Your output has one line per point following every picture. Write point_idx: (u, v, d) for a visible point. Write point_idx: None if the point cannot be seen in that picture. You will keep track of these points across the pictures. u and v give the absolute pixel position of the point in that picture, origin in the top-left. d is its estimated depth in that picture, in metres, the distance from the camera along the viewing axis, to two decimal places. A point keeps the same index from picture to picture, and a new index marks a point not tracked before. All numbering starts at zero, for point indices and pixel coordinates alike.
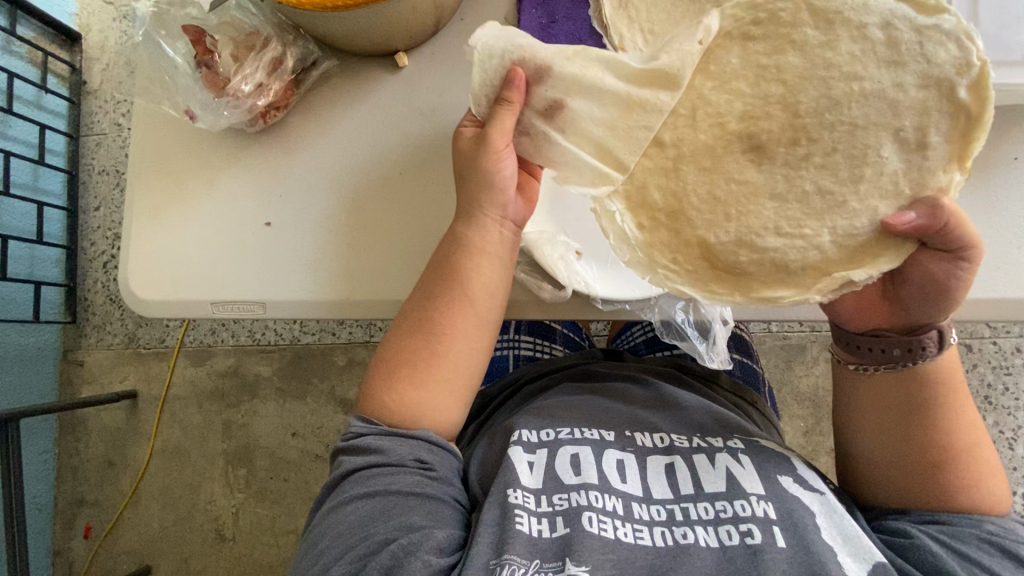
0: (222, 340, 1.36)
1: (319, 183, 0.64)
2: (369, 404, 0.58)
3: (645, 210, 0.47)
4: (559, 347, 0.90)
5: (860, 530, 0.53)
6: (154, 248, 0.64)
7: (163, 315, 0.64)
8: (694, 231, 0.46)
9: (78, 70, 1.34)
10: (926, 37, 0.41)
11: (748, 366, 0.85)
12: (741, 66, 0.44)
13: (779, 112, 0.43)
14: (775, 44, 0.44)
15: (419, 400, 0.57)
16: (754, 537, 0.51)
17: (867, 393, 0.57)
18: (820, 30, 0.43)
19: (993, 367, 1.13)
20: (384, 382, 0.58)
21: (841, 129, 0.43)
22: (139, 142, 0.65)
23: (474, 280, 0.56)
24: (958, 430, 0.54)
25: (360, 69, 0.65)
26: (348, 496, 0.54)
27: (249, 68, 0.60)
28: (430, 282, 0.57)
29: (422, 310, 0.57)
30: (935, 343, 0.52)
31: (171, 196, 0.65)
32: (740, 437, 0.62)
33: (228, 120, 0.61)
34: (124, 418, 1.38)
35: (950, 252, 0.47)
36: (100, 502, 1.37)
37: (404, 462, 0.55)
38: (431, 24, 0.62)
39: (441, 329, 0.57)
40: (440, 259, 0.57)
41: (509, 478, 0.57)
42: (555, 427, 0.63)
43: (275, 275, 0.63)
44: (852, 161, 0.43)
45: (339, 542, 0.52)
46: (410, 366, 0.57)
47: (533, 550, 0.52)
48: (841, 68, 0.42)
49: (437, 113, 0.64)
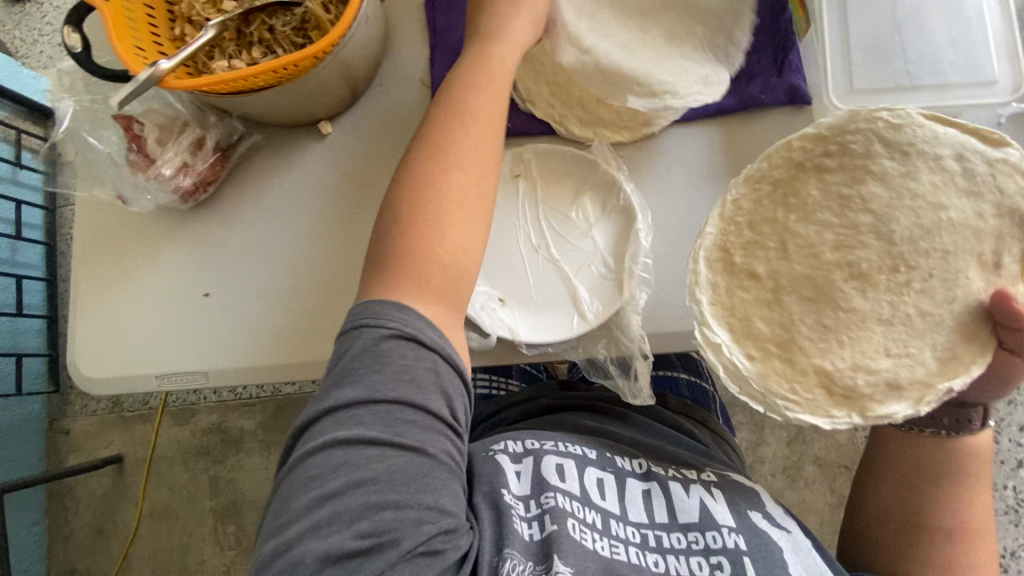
0: (204, 398, 1.37)
1: (253, 251, 0.66)
2: (385, 289, 0.49)
3: (752, 341, 0.49)
4: (514, 381, 0.92)
5: (825, 565, 0.54)
6: (98, 325, 0.66)
7: (111, 391, 0.66)
8: (809, 360, 0.48)
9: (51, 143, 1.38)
10: (998, 168, 0.47)
11: (698, 386, 0.85)
12: (822, 197, 0.50)
13: (873, 240, 0.48)
14: (853, 175, 0.49)
15: (432, 261, 0.49)
16: (723, 573, 0.52)
17: (899, 456, 0.61)
18: (897, 162, 0.48)
19: None
20: (422, 223, 0.50)
21: (935, 255, 0.47)
22: (77, 225, 0.68)
23: (475, 141, 0.53)
24: (968, 515, 0.58)
25: (286, 139, 0.68)
26: (374, 436, 0.44)
27: (170, 152, 0.63)
28: (465, 171, 0.52)
29: (470, 144, 0.53)
30: (979, 418, 0.57)
31: (109, 275, 0.67)
32: (712, 470, 0.64)
33: (155, 200, 0.63)
34: (111, 483, 1.37)
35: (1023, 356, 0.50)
36: (91, 571, 1.35)
37: (440, 416, 0.46)
38: (347, 93, 0.65)
39: (485, 169, 0.54)
40: (432, 159, 0.52)
41: (497, 479, 0.58)
42: (539, 438, 0.64)
43: (215, 344, 0.65)
44: (947, 284, 0.47)
45: (350, 499, 0.43)
46: (454, 220, 0.51)
47: (527, 552, 0.53)
48: (926, 197, 0.47)
49: (360, 174, 0.67)
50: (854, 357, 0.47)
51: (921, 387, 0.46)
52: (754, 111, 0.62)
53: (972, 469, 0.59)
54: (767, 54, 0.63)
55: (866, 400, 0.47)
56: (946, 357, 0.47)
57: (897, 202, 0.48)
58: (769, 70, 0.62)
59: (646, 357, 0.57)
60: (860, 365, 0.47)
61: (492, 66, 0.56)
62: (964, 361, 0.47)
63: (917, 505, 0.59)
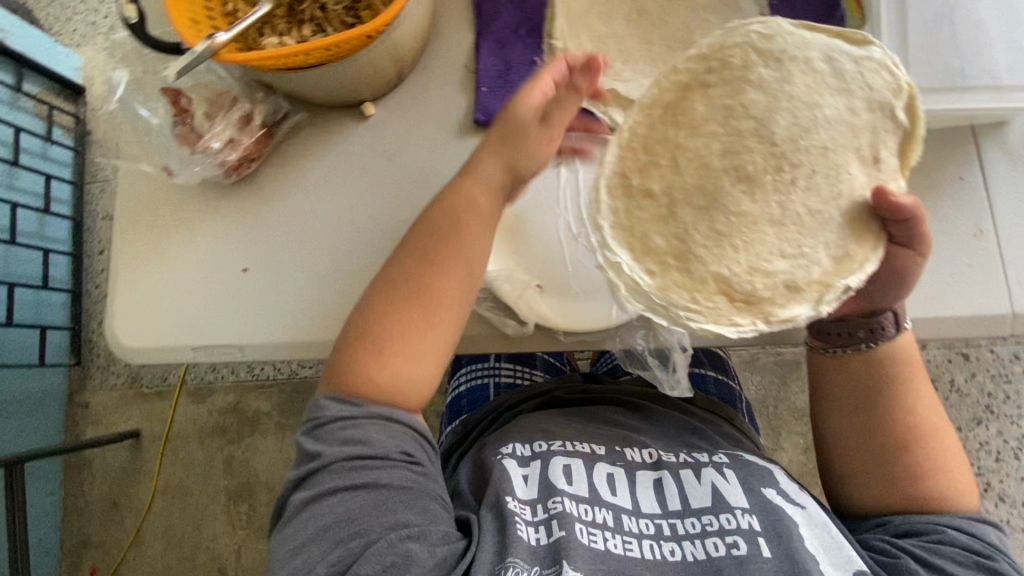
0: (221, 377, 1.38)
1: (294, 228, 0.67)
2: (343, 383, 0.56)
3: (652, 257, 0.45)
4: (539, 372, 0.92)
5: (846, 541, 0.55)
6: (137, 295, 0.67)
7: (147, 359, 0.67)
8: (707, 268, 0.44)
9: (83, 120, 1.38)
10: (865, 65, 0.46)
11: (725, 384, 0.84)
12: (708, 112, 0.45)
13: (756, 144, 0.44)
14: (733, 87, 0.45)
15: (377, 389, 0.56)
16: (740, 548, 0.52)
17: (835, 379, 0.61)
18: (771, 69, 0.45)
19: (993, 375, 1.21)
20: (365, 353, 0.56)
21: (815, 152, 0.44)
22: (121, 195, 0.69)
23: (470, 249, 0.57)
24: (919, 416, 0.59)
25: (329, 119, 0.68)
26: (331, 487, 0.53)
27: (220, 125, 0.63)
28: (404, 281, 0.57)
29: (421, 280, 0.57)
30: (892, 324, 0.56)
31: (150, 246, 0.68)
32: (724, 453, 0.65)
33: (203, 173, 0.64)
34: (127, 457, 1.39)
35: (901, 243, 0.51)
36: (105, 542, 1.37)
37: (390, 455, 0.54)
38: (393, 75, 0.65)
39: (435, 301, 0.57)
40: (422, 262, 0.57)
41: (503, 487, 0.59)
42: (546, 440, 0.66)
43: (253, 318, 0.65)
44: (831, 181, 0.44)
45: (324, 539, 0.52)
46: (394, 344, 0.56)
47: (533, 558, 0.53)
48: (802, 98, 0.44)
49: (402, 156, 0.67)
50: (750, 258, 0.43)
51: (822, 287, 0.43)
52: None
53: (903, 372, 0.58)
54: None
55: (768, 304, 0.43)
56: (841, 254, 0.44)
57: (774, 105, 0.44)
58: None
59: (685, 349, 0.59)
60: (755, 267, 0.43)
61: (454, 197, 0.57)
62: (858, 259, 0.44)
63: (874, 435, 0.59)
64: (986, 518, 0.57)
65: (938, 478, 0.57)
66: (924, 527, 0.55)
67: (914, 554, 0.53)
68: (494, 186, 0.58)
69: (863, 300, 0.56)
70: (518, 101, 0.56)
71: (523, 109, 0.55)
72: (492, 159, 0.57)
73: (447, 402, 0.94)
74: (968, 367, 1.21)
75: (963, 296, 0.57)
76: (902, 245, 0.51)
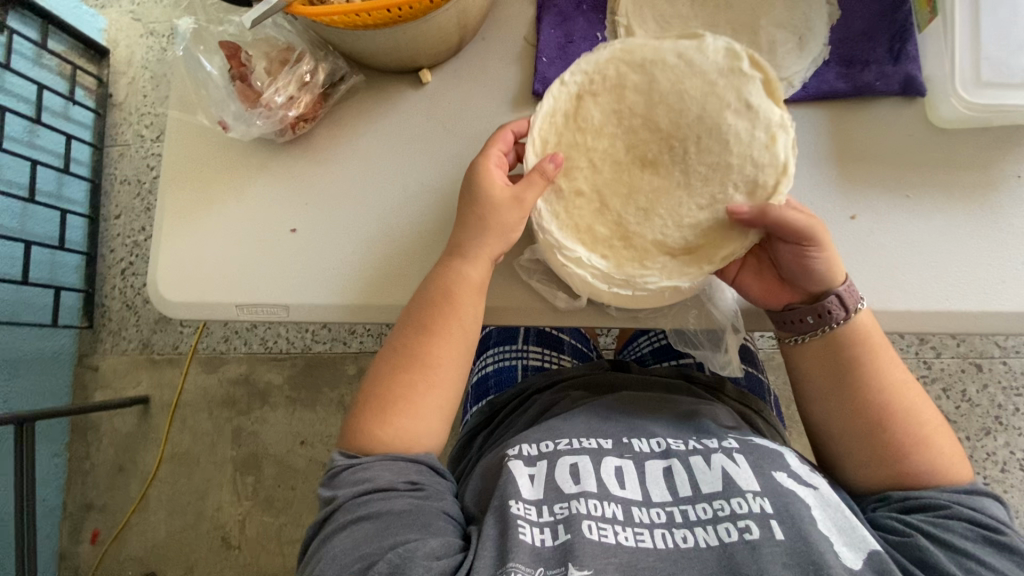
0: (234, 347, 1.35)
1: (344, 190, 0.66)
2: (359, 443, 0.59)
3: (601, 245, 0.58)
4: (567, 357, 0.92)
5: (856, 522, 0.52)
6: (180, 250, 0.67)
7: (187, 316, 0.67)
8: (645, 236, 0.58)
9: (105, 83, 1.39)
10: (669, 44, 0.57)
11: (754, 376, 0.83)
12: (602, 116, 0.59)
13: (647, 129, 0.57)
14: (614, 93, 0.58)
15: (401, 438, 0.59)
16: (752, 533, 0.49)
17: (812, 362, 0.59)
18: (676, 58, 0.57)
19: (1003, 387, 1.10)
20: (374, 419, 0.59)
21: (707, 126, 0.56)
22: (171, 148, 0.69)
23: (465, 307, 0.61)
24: (894, 392, 0.57)
25: (386, 83, 0.68)
26: (341, 522, 0.54)
27: (282, 80, 0.63)
28: (407, 337, 0.61)
29: (416, 348, 0.61)
30: (840, 307, 0.56)
31: (197, 202, 0.68)
32: (734, 437, 0.60)
33: (260, 129, 0.64)
34: (135, 422, 1.37)
35: (791, 240, 0.56)
36: (109, 506, 1.36)
37: (394, 486, 0.55)
38: (454, 42, 0.65)
39: (432, 361, 0.60)
40: (425, 331, 0.61)
41: (508, 491, 0.55)
42: (554, 439, 0.61)
43: (297, 278, 0.65)
44: (711, 152, 0.56)
45: (334, 569, 0.52)
46: (399, 399, 0.59)
47: (537, 559, 0.50)
48: (686, 83, 0.56)
49: (456, 124, 0.67)
50: (672, 216, 0.57)
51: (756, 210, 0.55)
52: (865, 97, 0.63)
53: (860, 353, 0.57)
54: (884, 43, 0.62)
55: (707, 250, 0.57)
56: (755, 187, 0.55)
57: (683, 84, 0.56)
58: (885, 57, 0.62)
59: (738, 331, 0.63)
60: (678, 223, 0.57)
61: (446, 274, 0.60)
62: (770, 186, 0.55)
63: (846, 416, 0.58)
64: (986, 490, 0.54)
65: (923, 454, 0.55)
66: (936, 502, 0.52)
67: (924, 531, 0.50)
68: (484, 257, 0.61)
69: (908, 292, 0.58)
70: (481, 177, 0.60)
71: (499, 191, 0.60)
72: (481, 242, 0.60)
73: (472, 383, 0.94)
74: (978, 378, 1.11)
75: (1018, 295, 0.57)
76: (800, 242, 0.55)
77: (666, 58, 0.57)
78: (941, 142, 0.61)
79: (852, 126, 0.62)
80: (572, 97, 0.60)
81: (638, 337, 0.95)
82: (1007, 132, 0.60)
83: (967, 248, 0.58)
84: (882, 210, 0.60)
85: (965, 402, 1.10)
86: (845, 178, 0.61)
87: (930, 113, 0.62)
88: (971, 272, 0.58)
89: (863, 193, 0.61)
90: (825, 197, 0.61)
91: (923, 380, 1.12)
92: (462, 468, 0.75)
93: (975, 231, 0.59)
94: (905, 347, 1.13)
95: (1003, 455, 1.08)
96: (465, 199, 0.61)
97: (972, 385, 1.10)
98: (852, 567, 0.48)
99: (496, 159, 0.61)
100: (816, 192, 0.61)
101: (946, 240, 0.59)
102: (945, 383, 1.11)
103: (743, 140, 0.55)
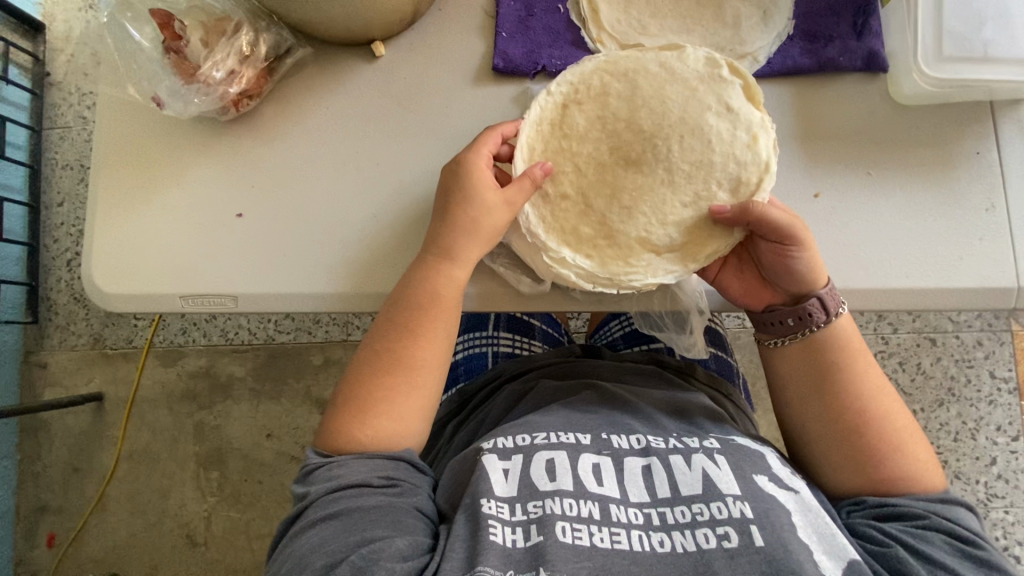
0: (192, 340, 1.29)
1: (295, 172, 0.63)
2: (334, 440, 0.57)
3: (586, 244, 0.57)
4: (538, 343, 0.90)
5: (835, 529, 0.52)
6: (120, 239, 0.62)
7: (131, 309, 0.63)
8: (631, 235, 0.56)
9: (41, 61, 1.29)
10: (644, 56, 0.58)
11: (724, 359, 0.83)
12: (587, 122, 0.57)
13: (628, 126, 0.56)
14: (598, 99, 0.57)
15: (376, 437, 0.57)
16: (731, 541, 0.48)
17: (790, 366, 0.59)
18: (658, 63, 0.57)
19: (956, 359, 1.14)
20: (352, 421, 0.57)
21: (690, 124, 0.55)
22: (104, 128, 0.64)
23: (444, 306, 0.58)
24: (875, 399, 0.57)
25: (335, 57, 0.65)
26: (310, 518, 0.52)
27: (221, 54, 0.58)
28: (386, 337, 0.59)
29: (397, 350, 0.58)
30: (820, 310, 0.56)
31: (135, 187, 0.63)
32: (715, 436, 0.60)
33: (199, 108, 0.60)
34: (89, 421, 1.30)
35: (778, 242, 0.55)
36: (65, 508, 1.28)
37: (367, 483, 0.54)
38: (408, 13, 0.62)
39: (414, 363, 0.58)
40: (404, 331, 0.58)
41: (480, 488, 0.54)
42: (531, 432, 0.59)
43: (248, 267, 0.61)
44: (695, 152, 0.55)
45: (299, 566, 0.50)
46: (379, 401, 0.57)
47: (507, 561, 0.49)
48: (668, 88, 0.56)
49: (414, 101, 0.64)
50: (657, 213, 0.55)
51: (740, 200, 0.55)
52: (828, 72, 0.62)
53: (840, 358, 0.58)
54: (846, 18, 0.62)
55: (692, 248, 0.56)
56: (739, 181, 0.55)
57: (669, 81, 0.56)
58: (849, 34, 0.61)
59: (703, 313, 0.63)
60: (663, 220, 0.55)
61: (427, 273, 0.58)
62: (755, 182, 0.55)
63: (825, 423, 0.58)
64: (958, 500, 0.55)
65: (900, 460, 0.55)
66: (914, 513, 0.53)
67: (904, 542, 0.50)
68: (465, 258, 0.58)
69: (870, 270, 0.58)
70: (467, 177, 0.57)
71: (489, 196, 0.57)
72: (467, 246, 0.57)
73: None
74: (932, 352, 1.14)
75: (975, 270, 0.57)
76: (780, 242, 0.55)
77: (647, 67, 0.57)
78: (904, 119, 0.61)
79: (817, 102, 0.62)
80: (557, 106, 0.59)
81: (609, 321, 0.94)
82: (967, 109, 0.61)
83: (927, 226, 0.58)
84: (844, 189, 0.60)
85: (920, 375, 1.14)
86: (809, 155, 0.61)
87: (891, 89, 0.61)
88: (931, 249, 0.58)
89: (827, 171, 0.60)
90: (790, 175, 0.60)
91: (880, 355, 1.15)
92: (431, 458, 0.73)
93: (937, 207, 0.59)
94: (865, 323, 1.15)
95: (955, 425, 1.12)
96: (447, 196, 0.58)
97: (927, 358, 1.14)
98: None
99: (483, 161, 0.58)
100: (781, 170, 0.61)
101: (907, 218, 0.59)
102: (901, 357, 1.15)
103: (724, 140, 0.55)
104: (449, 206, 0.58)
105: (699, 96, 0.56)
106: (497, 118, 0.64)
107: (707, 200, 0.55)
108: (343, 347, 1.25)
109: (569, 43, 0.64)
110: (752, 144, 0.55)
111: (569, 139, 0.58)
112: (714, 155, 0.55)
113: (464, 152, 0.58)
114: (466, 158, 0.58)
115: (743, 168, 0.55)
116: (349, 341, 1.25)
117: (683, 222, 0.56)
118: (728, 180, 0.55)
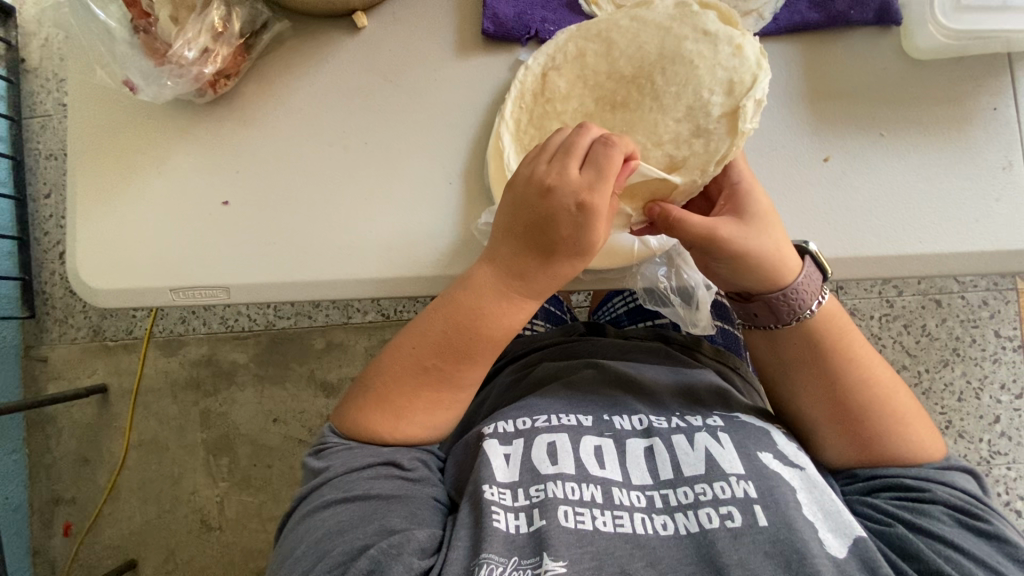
0: (192, 329, 1.28)
1: (278, 155, 0.60)
2: (364, 432, 0.55)
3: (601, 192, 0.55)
4: (541, 321, 0.89)
5: (840, 504, 0.51)
6: (105, 232, 0.60)
7: (123, 304, 0.61)
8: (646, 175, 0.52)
9: (15, 46, 1.23)
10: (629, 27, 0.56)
11: (730, 332, 0.82)
12: (571, 86, 0.57)
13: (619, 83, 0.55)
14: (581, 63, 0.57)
15: (407, 433, 0.56)
16: (734, 520, 0.48)
17: (783, 346, 0.57)
18: (639, 28, 0.55)
19: (961, 320, 1.12)
20: (386, 421, 0.55)
21: (678, 70, 0.53)
22: (79, 117, 0.61)
23: (494, 315, 0.54)
24: (868, 382, 0.55)
25: (316, 31, 0.62)
26: (327, 499, 0.51)
27: (192, 31, 0.55)
28: (433, 354, 0.55)
29: (446, 368, 0.55)
30: (767, 313, 0.55)
31: (117, 177, 0.61)
32: (719, 414, 0.58)
33: (174, 91, 0.57)
34: (95, 412, 1.29)
35: (704, 251, 0.53)
36: (79, 499, 1.29)
37: (385, 468, 0.53)
38: None
39: (461, 376, 0.56)
40: (443, 342, 0.55)
41: (483, 474, 0.53)
42: (532, 414, 0.58)
43: (237, 254, 0.59)
44: (682, 89, 0.53)
45: (314, 552, 0.49)
46: (419, 410, 0.56)
47: (511, 548, 0.48)
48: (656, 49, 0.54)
49: (400, 75, 0.61)
50: (652, 137, 0.54)
51: (730, 115, 0.52)
52: (838, 28, 0.59)
53: (836, 337, 0.55)
54: None
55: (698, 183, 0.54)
56: (732, 83, 0.52)
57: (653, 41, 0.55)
58: None
59: (712, 288, 0.64)
60: (659, 142, 0.53)
61: (495, 303, 0.54)
62: (748, 80, 0.52)
63: (810, 399, 0.57)
64: (954, 463, 0.54)
65: (892, 438, 0.54)
66: (908, 484, 0.52)
67: (903, 519, 0.49)
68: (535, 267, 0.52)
69: (881, 237, 0.56)
70: (586, 228, 0.50)
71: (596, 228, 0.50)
72: (545, 276, 0.53)
73: None
74: (937, 313, 1.13)
75: (990, 231, 0.55)
76: (705, 252, 0.53)
77: (619, 23, 0.56)
78: (917, 75, 0.58)
79: (827, 60, 0.59)
80: (542, 71, 0.58)
81: (612, 296, 0.93)
82: (983, 61, 0.58)
83: (940, 190, 0.56)
84: (855, 152, 0.57)
85: (925, 337, 1.13)
86: (818, 116, 0.58)
87: (904, 44, 0.58)
88: (943, 211, 0.56)
89: (838, 133, 0.58)
90: (797, 137, 0.58)
91: (885, 318, 1.13)
92: None
93: (951, 168, 0.56)
94: (869, 287, 1.14)
95: (960, 385, 1.12)
96: (536, 224, 0.51)
97: (932, 320, 1.13)
98: (836, 554, 0.47)
99: (581, 175, 0.49)
100: (789, 132, 0.58)
101: (920, 178, 0.56)
102: (906, 320, 1.13)
103: (707, 56, 0.53)
104: (542, 232, 0.51)
105: (676, 32, 0.54)
106: (490, 86, 0.61)
107: (702, 111, 0.53)
108: (344, 331, 1.24)
109: (562, 6, 0.61)
110: (740, 55, 0.52)
111: (552, 103, 0.57)
112: (701, 71, 0.53)
113: (532, 164, 0.51)
114: (588, 199, 0.49)
115: (735, 76, 0.52)
116: (349, 324, 1.24)
117: (681, 136, 0.53)
118: (723, 102, 0.52)
